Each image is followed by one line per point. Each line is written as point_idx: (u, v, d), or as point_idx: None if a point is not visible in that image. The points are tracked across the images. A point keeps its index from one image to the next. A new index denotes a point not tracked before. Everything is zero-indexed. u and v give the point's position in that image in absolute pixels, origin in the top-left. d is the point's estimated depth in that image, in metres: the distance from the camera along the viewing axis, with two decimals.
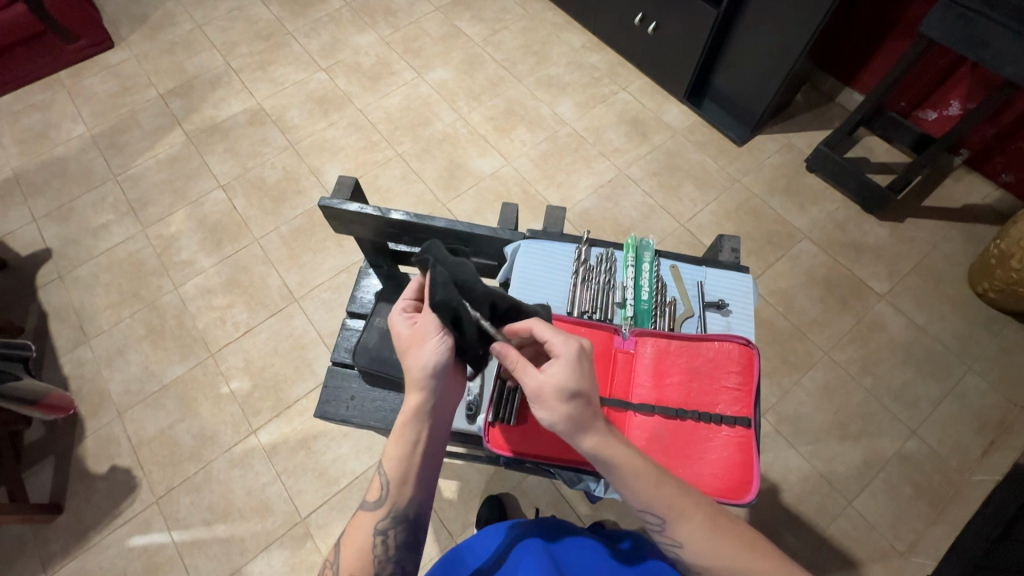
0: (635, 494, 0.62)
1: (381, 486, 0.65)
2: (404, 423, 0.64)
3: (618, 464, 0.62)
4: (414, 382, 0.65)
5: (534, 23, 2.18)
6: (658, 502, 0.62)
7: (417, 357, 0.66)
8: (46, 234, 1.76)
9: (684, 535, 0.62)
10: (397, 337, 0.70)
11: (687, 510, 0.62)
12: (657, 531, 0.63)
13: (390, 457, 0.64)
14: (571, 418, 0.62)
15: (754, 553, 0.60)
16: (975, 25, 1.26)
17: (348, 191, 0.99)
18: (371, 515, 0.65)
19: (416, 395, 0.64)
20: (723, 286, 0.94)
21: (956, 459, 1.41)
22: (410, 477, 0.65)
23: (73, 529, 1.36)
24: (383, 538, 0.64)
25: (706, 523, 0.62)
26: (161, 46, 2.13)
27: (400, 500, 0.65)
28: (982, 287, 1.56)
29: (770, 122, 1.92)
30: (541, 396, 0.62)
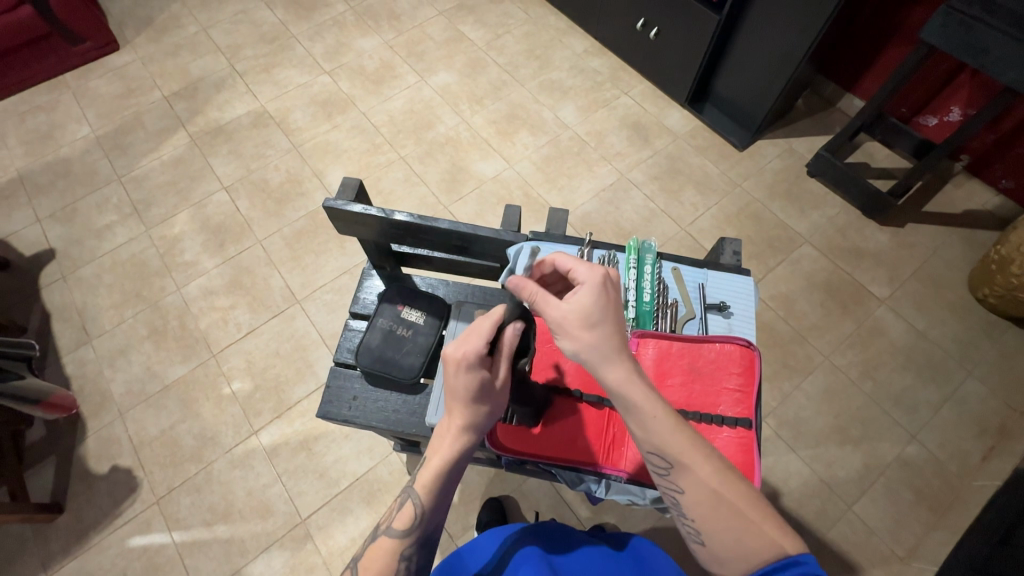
0: (645, 432, 0.60)
1: (414, 516, 0.65)
2: (448, 462, 0.65)
3: (635, 402, 0.59)
4: (461, 428, 0.65)
5: (537, 28, 2.20)
6: (668, 444, 0.59)
7: (478, 411, 0.65)
8: (49, 234, 1.76)
9: (688, 484, 0.58)
10: (457, 388, 0.64)
11: (697, 458, 0.58)
12: (662, 475, 0.60)
13: (425, 490, 0.65)
14: (593, 347, 0.60)
15: (757, 517, 0.56)
16: (975, 32, 1.27)
17: (352, 193, 0.99)
18: (397, 542, 0.65)
19: (465, 441, 0.65)
20: (725, 288, 0.94)
21: (956, 464, 1.41)
22: (439, 506, 0.66)
23: (74, 528, 1.36)
24: (406, 564, 0.65)
25: (714, 477, 0.58)
26: (166, 49, 2.14)
27: (430, 527, 0.66)
28: (982, 292, 1.57)
29: (771, 127, 1.92)
30: (570, 328, 0.61)
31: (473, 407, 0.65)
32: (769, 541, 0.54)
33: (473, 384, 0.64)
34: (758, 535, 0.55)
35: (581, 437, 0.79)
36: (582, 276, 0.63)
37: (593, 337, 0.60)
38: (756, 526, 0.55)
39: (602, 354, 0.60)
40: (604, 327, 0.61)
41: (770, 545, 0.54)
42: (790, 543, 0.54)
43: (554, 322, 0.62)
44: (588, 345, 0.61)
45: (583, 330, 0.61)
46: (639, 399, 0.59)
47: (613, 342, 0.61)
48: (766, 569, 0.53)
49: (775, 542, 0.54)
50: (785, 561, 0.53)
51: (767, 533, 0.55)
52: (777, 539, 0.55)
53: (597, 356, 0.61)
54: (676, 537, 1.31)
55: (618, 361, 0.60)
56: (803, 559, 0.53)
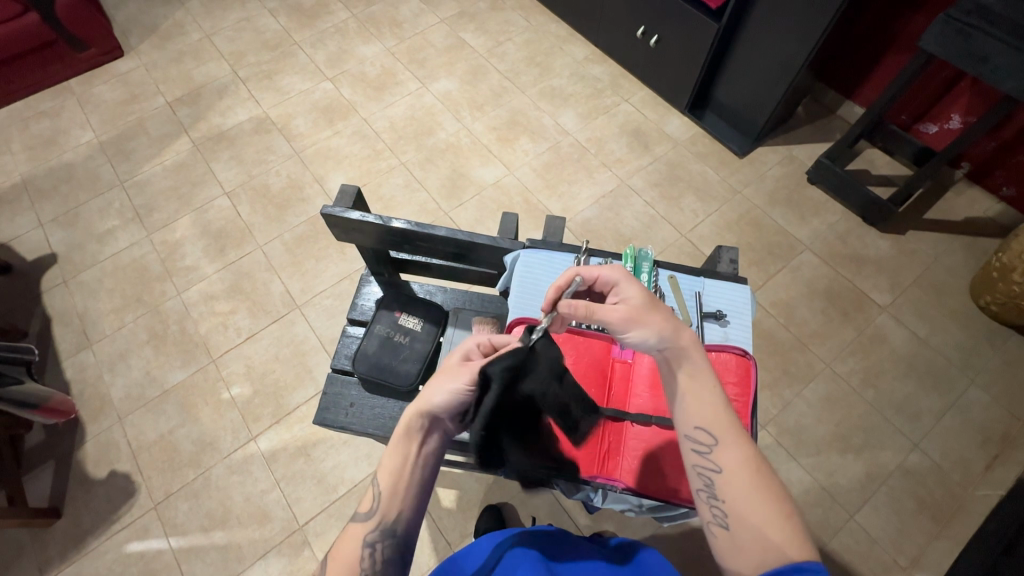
0: (697, 407, 0.61)
1: (373, 497, 0.65)
2: (403, 436, 0.65)
3: (696, 379, 0.62)
4: (422, 402, 0.66)
5: (537, 35, 2.21)
6: (714, 420, 0.60)
7: (438, 385, 0.67)
8: (51, 238, 1.77)
9: (727, 462, 0.58)
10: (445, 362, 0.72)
11: (741, 440, 0.59)
12: (700, 451, 0.60)
13: (385, 468, 0.65)
14: (662, 330, 0.65)
15: (785, 508, 0.56)
16: (974, 39, 1.27)
17: (351, 200, 1.00)
18: (360, 524, 0.64)
19: (420, 414, 0.65)
20: (722, 296, 0.94)
21: (959, 473, 1.40)
22: (400, 489, 0.64)
23: (71, 533, 1.36)
24: (370, 551, 0.63)
25: (752, 464, 0.58)
26: (170, 55, 2.16)
27: (389, 512, 0.64)
28: (984, 299, 1.56)
29: (771, 134, 1.93)
30: (638, 316, 0.66)
31: (439, 382, 0.68)
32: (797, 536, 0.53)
33: (452, 360, 0.71)
34: (787, 525, 0.54)
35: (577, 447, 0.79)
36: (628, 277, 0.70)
37: (660, 323, 0.65)
38: (784, 518, 0.55)
39: (667, 335, 0.64)
40: (664, 307, 0.67)
41: (790, 540, 0.53)
42: (795, 550, 0.52)
43: (623, 313, 0.66)
44: (657, 328, 0.65)
45: (651, 317, 0.65)
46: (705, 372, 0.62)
47: (675, 325, 0.66)
48: (783, 568, 0.51)
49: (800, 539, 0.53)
50: (790, 566, 0.51)
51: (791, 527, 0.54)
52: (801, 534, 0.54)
53: (665, 339, 0.64)
54: (676, 545, 1.30)
55: (681, 341, 0.64)
56: (808, 567, 0.51)
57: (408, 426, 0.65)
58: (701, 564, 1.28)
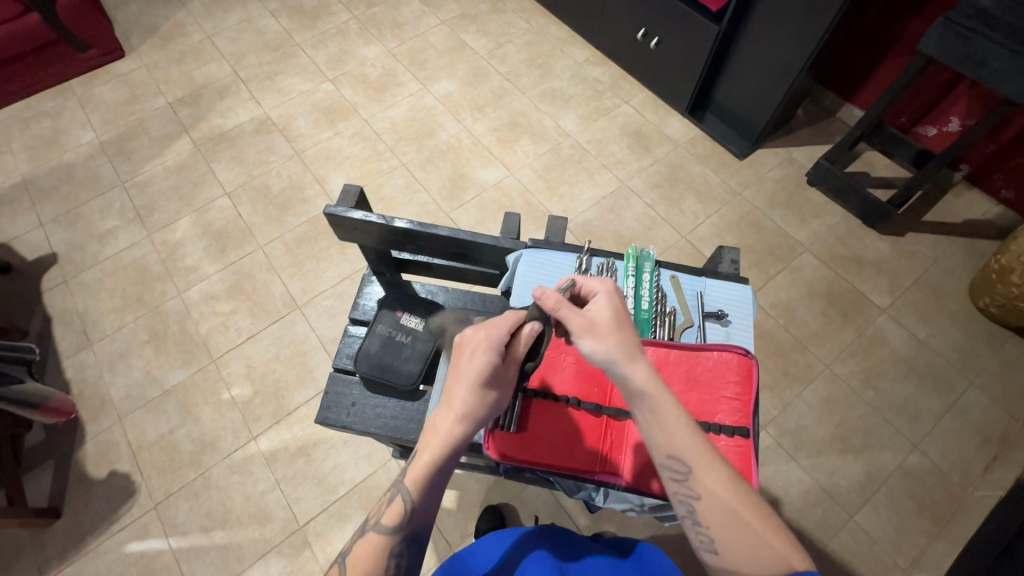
0: (666, 436, 0.61)
1: (403, 511, 0.64)
2: (440, 454, 0.64)
3: (659, 403, 0.61)
4: (460, 421, 0.65)
5: (538, 37, 2.22)
6: (686, 448, 0.60)
7: (477, 403, 0.65)
8: (52, 238, 1.77)
9: (706, 486, 0.59)
10: (470, 370, 0.65)
11: (715, 464, 0.59)
12: (677, 479, 0.60)
13: (416, 484, 0.64)
14: (621, 346, 0.63)
15: (771, 523, 0.56)
16: (971, 44, 1.28)
17: (353, 200, 1.00)
18: (385, 537, 0.64)
19: (464, 436, 0.65)
20: (723, 296, 0.94)
21: (958, 474, 1.40)
22: (430, 503, 0.65)
23: (70, 533, 1.36)
24: (395, 561, 0.64)
25: (730, 485, 0.59)
26: (171, 56, 2.16)
27: (418, 524, 0.65)
28: (984, 301, 1.56)
29: (771, 136, 1.93)
30: (595, 329, 0.64)
31: (473, 395, 0.65)
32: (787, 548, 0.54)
33: (484, 368, 0.65)
34: (773, 541, 0.55)
35: (578, 445, 0.79)
36: (596, 287, 0.68)
37: (618, 339, 0.64)
38: (772, 530, 0.56)
39: (625, 352, 0.63)
40: (629, 331, 0.65)
41: (787, 548, 0.54)
42: (799, 559, 0.54)
43: (581, 328, 0.65)
44: (613, 347, 0.63)
45: (609, 333, 0.64)
46: (660, 399, 0.61)
47: (634, 340, 0.64)
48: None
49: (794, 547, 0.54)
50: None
51: (781, 543, 0.54)
52: (792, 546, 0.55)
53: (621, 360, 0.63)
54: (676, 545, 1.30)
55: (642, 358, 0.63)
56: None
57: (444, 442, 0.65)
58: (701, 565, 1.28)
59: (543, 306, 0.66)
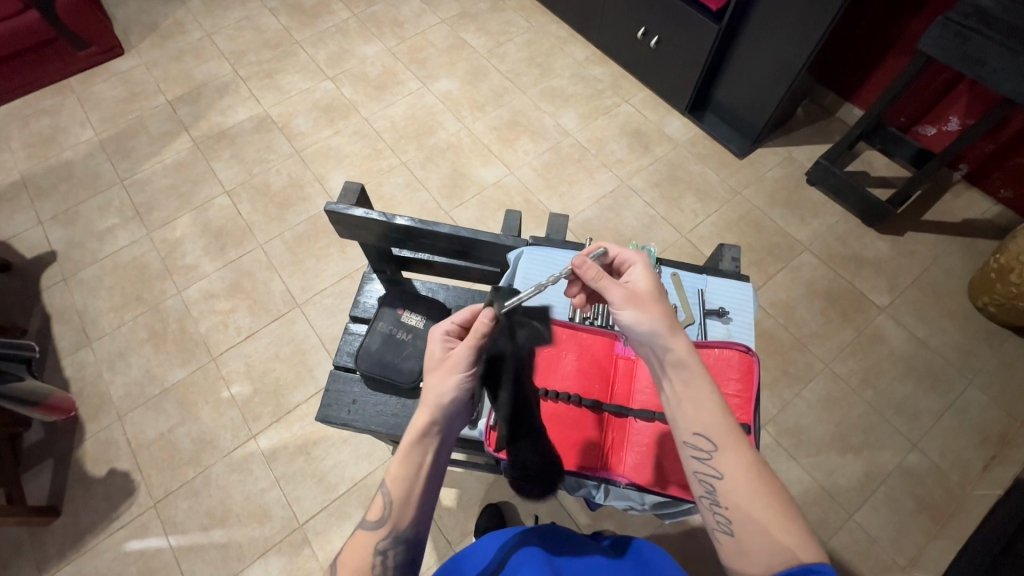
0: (695, 412, 0.60)
1: (383, 504, 0.63)
2: (413, 441, 0.64)
3: (690, 379, 0.61)
4: (428, 403, 0.65)
5: (538, 36, 2.21)
6: (713, 427, 0.59)
7: (440, 383, 0.67)
8: (51, 236, 1.77)
9: (729, 469, 0.57)
10: (428, 357, 0.71)
11: (742, 445, 0.58)
12: (700, 458, 0.59)
13: (394, 475, 0.64)
14: (660, 318, 0.64)
15: (789, 513, 0.55)
16: (972, 44, 1.28)
17: (354, 197, 1.00)
18: (371, 534, 0.63)
19: (430, 418, 0.64)
20: (724, 293, 0.94)
21: (957, 473, 1.40)
22: (413, 497, 0.64)
23: (69, 531, 1.36)
24: (382, 558, 0.62)
25: (754, 468, 0.58)
26: (170, 54, 2.16)
27: (401, 519, 0.63)
28: (982, 300, 1.57)
29: (770, 135, 1.94)
30: (638, 300, 0.65)
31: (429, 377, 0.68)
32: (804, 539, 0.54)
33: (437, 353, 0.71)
34: (791, 528, 0.54)
35: (579, 442, 0.79)
36: (631, 258, 0.70)
37: (658, 312, 0.64)
38: (788, 520, 0.55)
39: (663, 325, 0.63)
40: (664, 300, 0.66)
41: (800, 542, 0.53)
42: (809, 552, 0.53)
43: (624, 298, 0.65)
44: (654, 319, 0.64)
45: (650, 305, 0.65)
46: (695, 373, 0.60)
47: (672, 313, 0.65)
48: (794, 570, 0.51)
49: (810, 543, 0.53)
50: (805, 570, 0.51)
51: (798, 534, 0.54)
52: (808, 537, 0.54)
53: (661, 330, 0.63)
54: (676, 543, 1.30)
55: (678, 331, 0.63)
56: (818, 568, 0.51)
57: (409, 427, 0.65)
58: (701, 563, 1.28)
59: (582, 275, 0.67)
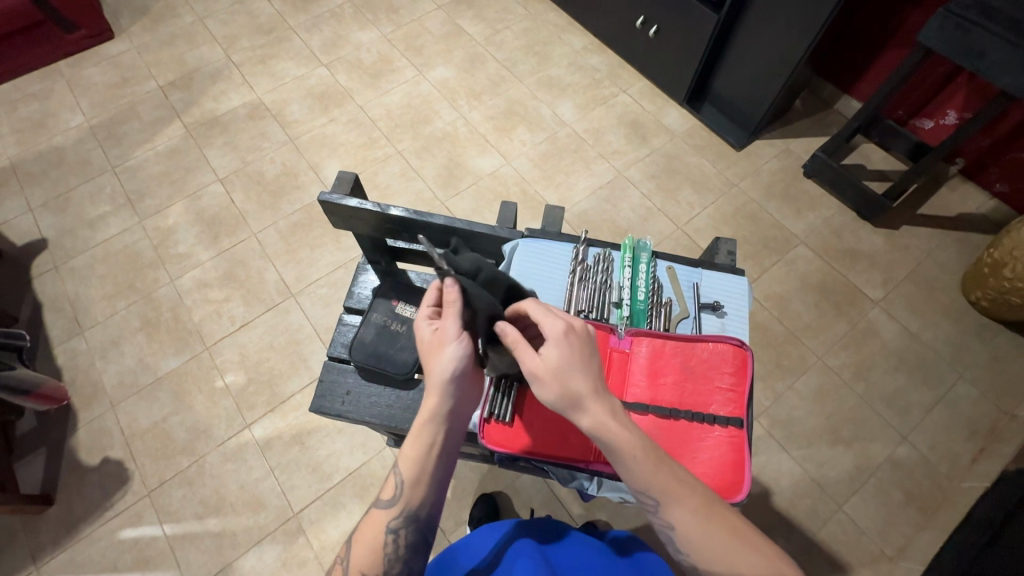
0: (632, 475, 0.62)
1: (396, 485, 0.67)
2: (422, 426, 0.66)
3: (615, 446, 0.62)
4: (434, 387, 0.66)
5: (536, 24, 2.19)
6: (652, 484, 0.61)
7: (437, 363, 0.66)
8: (42, 223, 1.75)
9: (677, 518, 0.61)
10: (419, 342, 0.69)
11: (682, 494, 0.61)
12: (652, 512, 0.63)
13: (406, 457, 0.67)
14: (564, 397, 0.62)
15: (747, 544, 0.59)
16: (972, 35, 1.27)
17: (348, 187, 0.99)
18: (385, 513, 0.67)
19: (438, 401, 0.65)
20: (719, 288, 0.94)
21: (945, 465, 1.42)
22: (423, 479, 0.67)
23: (63, 520, 1.36)
24: (395, 536, 0.66)
25: (700, 512, 0.61)
26: (161, 38, 2.12)
27: (413, 500, 0.66)
28: (975, 295, 1.58)
29: (768, 127, 1.93)
30: (539, 378, 0.63)
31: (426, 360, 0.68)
32: (764, 561, 0.58)
33: (427, 335, 0.69)
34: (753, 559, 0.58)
35: (573, 434, 0.78)
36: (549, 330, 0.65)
37: (560, 389, 0.62)
38: (749, 552, 0.59)
39: (570, 403, 0.63)
40: (575, 381, 0.63)
41: (766, 564, 0.58)
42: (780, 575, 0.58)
43: (530, 373, 0.64)
44: (555, 397, 0.63)
45: (553, 383, 0.63)
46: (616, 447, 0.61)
47: (579, 390, 0.63)
48: None
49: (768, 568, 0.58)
50: None
51: (758, 557, 0.58)
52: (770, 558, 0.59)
53: (565, 408, 0.63)
54: None
55: (585, 409, 0.62)
56: None
57: (420, 410, 0.67)
58: None
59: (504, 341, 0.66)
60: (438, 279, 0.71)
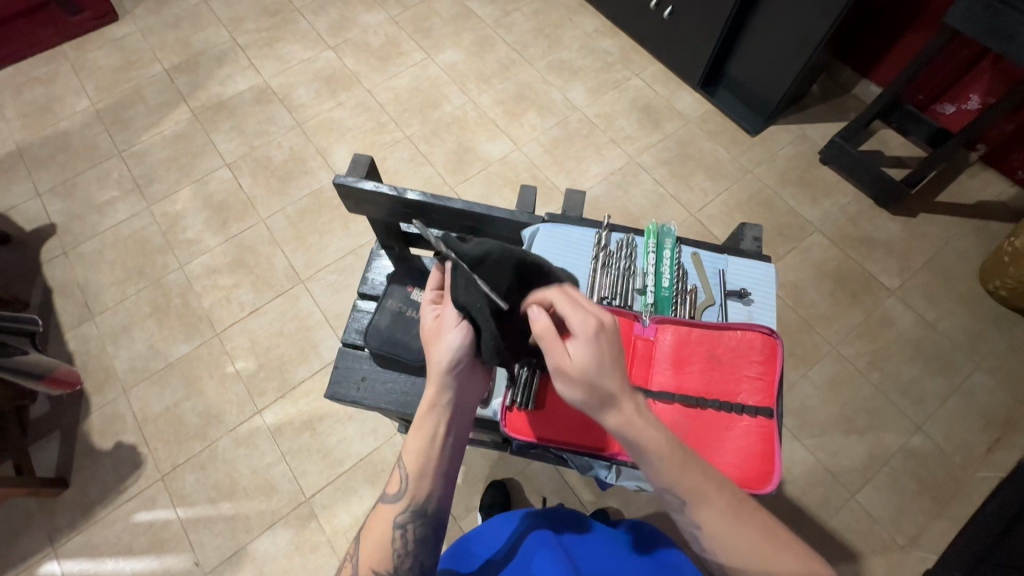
0: (660, 475, 0.60)
1: (401, 478, 0.68)
2: (425, 415, 0.68)
3: (642, 445, 0.60)
4: (435, 375, 0.68)
5: (547, 6, 2.14)
6: (679, 483, 0.60)
7: (436, 352, 0.68)
8: (50, 208, 1.74)
9: (705, 518, 0.60)
10: (422, 329, 0.73)
11: (709, 494, 0.61)
12: (677, 512, 0.62)
13: (410, 450, 0.68)
14: (595, 396, 0.60)
15: (777, 544, 0.59)
16: (1001, 16, 1.23)
17: (363, 171, 0.97)
18: (391, 507, 0.67)
19: (439, 388, 0.68)
20: (745, 275, 0.92)
21: (960, 455, 1.41)
22: (428, 471, 0.67)
23: (79, 503, 1.37)
24: (402, 531, 0.66)
25: (727, 511, 0.60)
26: (166, 20, 2.09)
27: (419, 492, 0.67)
28: (994, 284, 1.55)
29: (784, 112, 1.89)
30: (567, 375, 0.60)
31: (428, 348, 0.70)
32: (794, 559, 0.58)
33: (430, 322, 0.72)
34: (783, 559, 0.58)
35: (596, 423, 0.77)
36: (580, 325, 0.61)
37: (593, 386, 0.59)
38: (779, 552, 0.58)
39: (599, 401, 0.60)
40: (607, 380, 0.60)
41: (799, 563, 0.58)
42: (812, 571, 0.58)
43: (554, 370, 0.60)
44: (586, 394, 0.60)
45: (584, 381, 0.59)
46: (644, 444, 0.60)
47: (609, 388, 0.60)
48: None
49: (803, 567, 0.58)
50: None
51: (791, 556, 0.58)
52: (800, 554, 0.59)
53: (594, 404, 0.60)
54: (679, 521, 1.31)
55: (616, 405, 0.60)
56: None
57: (422, 401, 0.69)
58: None
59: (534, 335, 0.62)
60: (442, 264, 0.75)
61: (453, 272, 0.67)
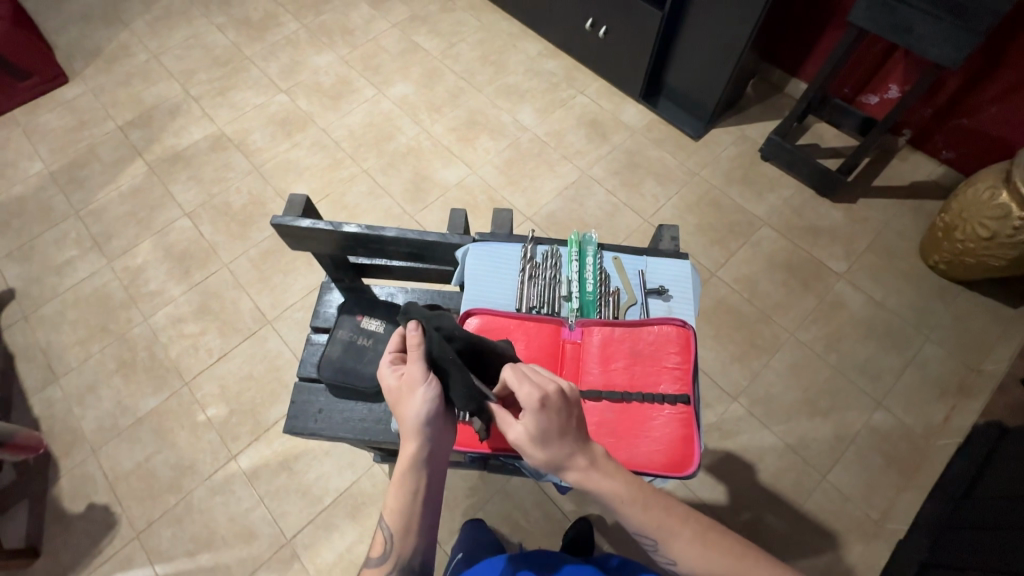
0: (629, 521, 0.62)
1: (385, 540, 0.65)
2: (403, 474, 0.66)
3: (609, 496, 0.62)
4: (409, 432, 0.66)
5: (490, 34, 2.23)
6: (646, 525, 0.62)
7: (409, 408, 0.66)
8: (8, 274, 1.73)
9: (678, 553, 0.62)
10: (386, 390, 0.70)
11: (677, 529, 0.62)
12: (653, 550, 0.64)
13: (392, 509, 0.65)
14: (550, 462, 0.61)
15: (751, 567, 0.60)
16: (898, 13, 1.32)
17: (299, 210, 1.00)
18: (377, 570, 0.65)
19: (416, 444, 0.65)
20: (665, 273, 0.96)
21: (921, 426, 1.46)
22: (411, 528, 0.65)
23: (51, 571, 1.34)
24: None
25: (699, 541, 0.62)
26: (117, 78, 2.12)
27: (405, 550, 0.65)
28: (933, 259, 1.63)
29: (723, 115, 1.98)
30: (524, 447, 0.62)
31: (396, 409, 0.68)
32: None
33: (395, 383, 0.69)
34: None
35: None
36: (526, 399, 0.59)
37: (546, 455, 0.61)
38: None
39: (555, 468, 0.61)
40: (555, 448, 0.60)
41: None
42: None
43: (514, 442, 0.63)
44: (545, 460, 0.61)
45: (537, 450, 0.61)
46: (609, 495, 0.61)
47: (561, 454, 0.61)
48: None
49: None
50: None
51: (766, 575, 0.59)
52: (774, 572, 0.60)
53: (552, 469, 0.61)
54: None
55: (570, 466, 0.61)
56: None
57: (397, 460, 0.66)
58: None
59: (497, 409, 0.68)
60: (401, 325, 0.74)
61: (421, 333, 0.68)
